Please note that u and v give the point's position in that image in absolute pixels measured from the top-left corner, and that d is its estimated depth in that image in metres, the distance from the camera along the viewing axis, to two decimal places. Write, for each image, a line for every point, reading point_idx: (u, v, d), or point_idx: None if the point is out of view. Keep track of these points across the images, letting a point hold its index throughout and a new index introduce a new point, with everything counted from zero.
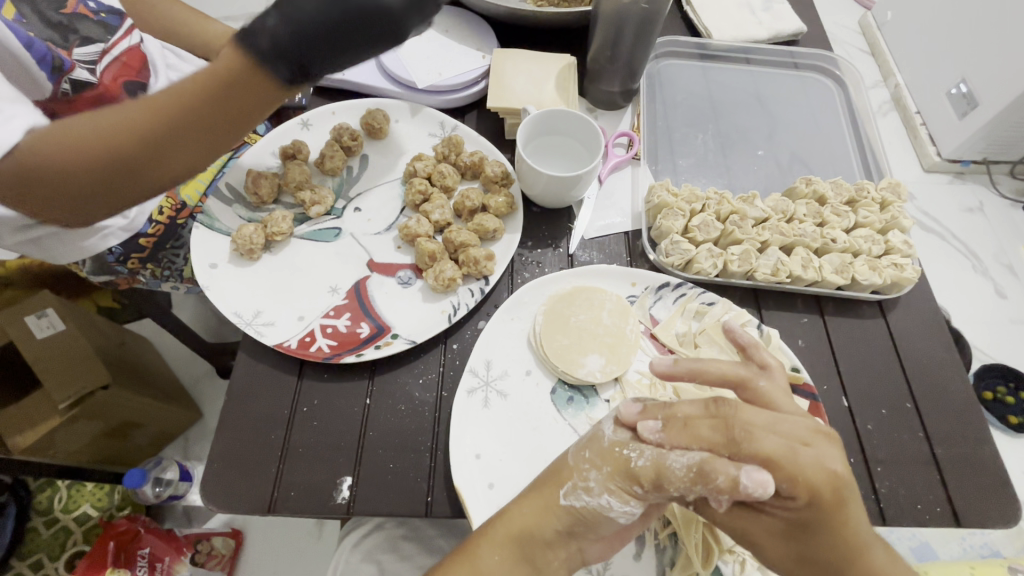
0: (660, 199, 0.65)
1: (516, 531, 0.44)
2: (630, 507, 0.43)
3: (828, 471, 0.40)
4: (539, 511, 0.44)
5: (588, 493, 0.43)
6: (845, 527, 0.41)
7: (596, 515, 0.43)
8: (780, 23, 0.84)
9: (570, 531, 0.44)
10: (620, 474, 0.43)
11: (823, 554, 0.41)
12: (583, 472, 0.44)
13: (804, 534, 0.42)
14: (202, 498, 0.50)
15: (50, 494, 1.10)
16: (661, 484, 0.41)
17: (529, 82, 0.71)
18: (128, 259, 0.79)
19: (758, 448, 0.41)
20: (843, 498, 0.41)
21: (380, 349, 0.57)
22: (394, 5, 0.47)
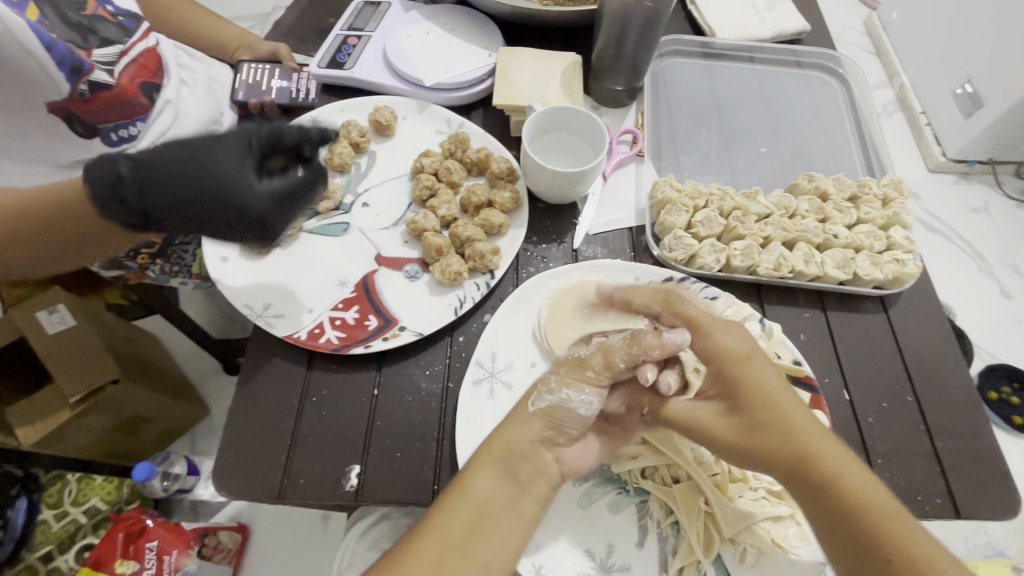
0: (663, 194, 0.66)
1: (499, 450, 0.47)
2: (586, 395, 0.49)
3: (735, 342, 0.48)
4: (512, 424, 0.48)
5: (551, 393, 0.49)
6: (767, 388, 0.46)
7: (563, 411, 0.48)
8: (785, 23, 0.85)
9: (543, 439, 0.48)
10: (574, 369, 0.50)
11: (760, 421, 0.45)
12: (546, 380, 0.50)
13: (735, 407, 0.47)
14: (214, 485, 0.51)
15: (60, 487, 1.12)
16: (611, 364, 0.49)
17: (535, 80, 0.72)
18: (138, 254, 0.81)
19: (675, 318, 0.50)
20: (752, 362, 0.47)
21: (387, 341, 0.58)
22: (252, 205, 0.50)
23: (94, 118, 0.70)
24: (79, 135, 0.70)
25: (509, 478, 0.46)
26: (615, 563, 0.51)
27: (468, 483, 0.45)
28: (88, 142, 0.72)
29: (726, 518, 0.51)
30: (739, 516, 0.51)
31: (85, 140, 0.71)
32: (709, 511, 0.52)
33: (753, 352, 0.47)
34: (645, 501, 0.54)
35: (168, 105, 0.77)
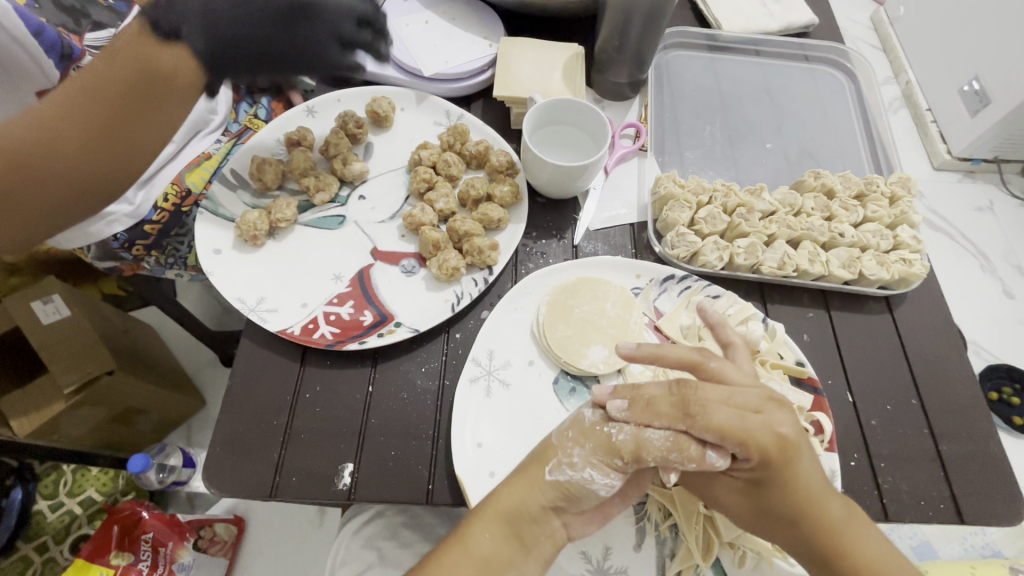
0: (666, 190, 0.64)
1: (503, 510, 0.45)
2: (610, 479, 0.44)
3: (776, 433, 0.43)
4: (526, 489, 0.45)
5: (572, 468, 0.45)
6: (795, 481, 0.43)
7: (583, 489, 0.45)
8: (792, 15, 0.83)
9: (554, 506, 0.45)
10: (602, 449, 0.45)
11: (782, 506, 0.44)
12: (568, 450, 0.46)
13: (760, 489, 0.45)
14: (206, 483, 0.50)
15: (55, 477, 1.11)
16: (641, 457, 0.44)
17: (536, 72, 0.70)
18: (133, 245, 0.79)
19: (712, 420, 0.43)
20: (792, 453, 0.43)
21: (383, 337, 0.57)
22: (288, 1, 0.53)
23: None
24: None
25: (517, 537, 0.45)
26: (612, 565, 0.50)
27: (468, 534, 0.45)
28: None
29: (725, 521, 0.50)
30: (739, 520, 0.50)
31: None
32: (708, 514, 0.51)
33: (793, 444, 0.43)
34: (643, 503, 0.53)
35: None
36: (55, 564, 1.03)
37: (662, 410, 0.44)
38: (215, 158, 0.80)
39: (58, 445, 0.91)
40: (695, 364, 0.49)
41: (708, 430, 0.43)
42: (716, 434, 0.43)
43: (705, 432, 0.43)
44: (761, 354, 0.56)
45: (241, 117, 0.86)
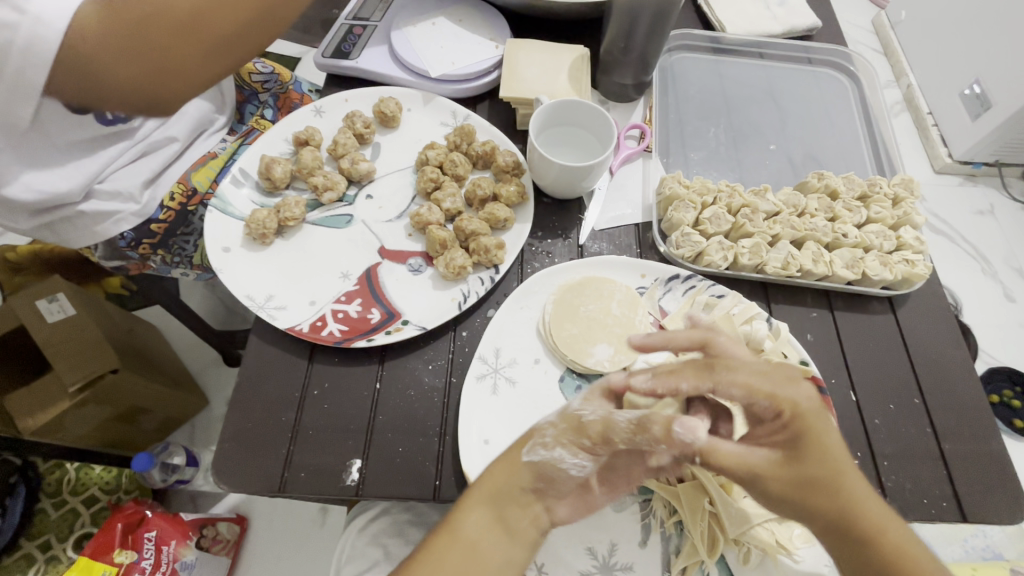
0: (671, 190, 0.65)
1: (490, 494, 0.45)
2: (580, 459, 0.46)
3: (802, 391, 0.43)
4: (506, 469, 0.46)
5: (544, 449, 0.46)
6: (815, 446, 0.41)
7: (554, 469, 0.46)
8: (795, 19, 0.83)
9: (535, 489, 0.46)
10: (571, 430, 0.47)
11: (821, 471, 0.41)
12: (542, 432, 0.47)
13: (796, 455, 0.42)
14: (214, 477, 0.51)
15: (58, 476, 1.12)
16: (609, 438, 0.45)
17: (542, 73, 0.71)
18: (139, 244, 0.80)
19: (736, 377, 0.44)
20: (820, 414, 0.43)
21: (390, 335, 0.57)
22: None
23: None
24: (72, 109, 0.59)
25: (500, 520, 0.45)
26: (618, 561, 0.51)
27: (457, 518, 0.45)
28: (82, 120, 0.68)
29: (731, 518, 0.50)
30: (743, 517, 0.49)
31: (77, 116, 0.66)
32: (714, 511, 0.51)
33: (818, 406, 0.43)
34: (648, 500, 0.53)
35: None
36: (59, 563, 1.03)
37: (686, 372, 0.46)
38: (221, 157, 0.82)
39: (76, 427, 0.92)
40: (704, 342, 0.50)
41: (733, 386, 0.44)
42: (744, 392, 0.43)
43: (733, 388, 0.44)
44: (766, 352, 0.56)
45: (247, 119, 0.88)
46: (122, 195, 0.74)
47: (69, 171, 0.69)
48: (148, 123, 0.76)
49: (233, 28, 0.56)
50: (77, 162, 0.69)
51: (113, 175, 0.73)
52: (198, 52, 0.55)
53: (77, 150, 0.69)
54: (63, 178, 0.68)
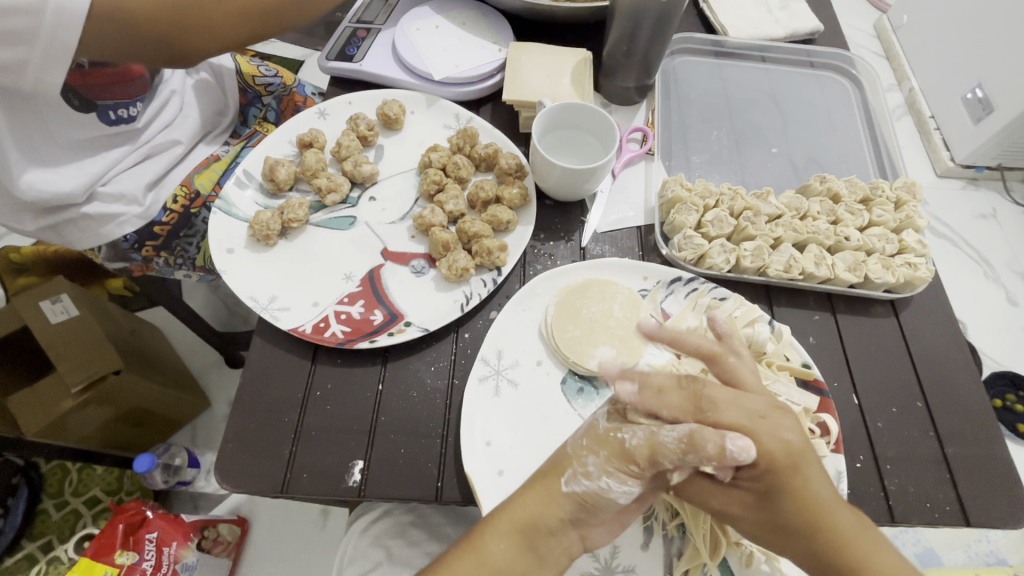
0: (672, 193, 0.65)
1: (520, 523, 0.44)
2: (628, 487, 0.43)
3: (781, 439, 0.42)
4: (542, 501, 0.44)
5: (588, 478, 0.44)
6: (802, 490, 0.42)
7: (599, 498, 0.44)
8: (797, 22, 0.84)
9: (573, 518, 0.44)
10: (617, 457, 0.44)
11: (791, 521, 0.42)
12: (582, 459, 0.45)
13: (769, 501, 0.43)
14: (217, 479, 0.51)
15: (61, 476, 1.12)
16: (656, 461, 0.42)
17: (545, 76, 0.71)
18: (142, 246, 0.80)
19: (723, 418, 0.43)
20: (798, 464, 0.42)
21: (392, 336, 0.57)
22: None
23: (93, 92, 0.69)
24: (74, 108, 0.68)
25: (531, 548, 0.43)
26: (621, 564, 0.51)
27: (483, 544, 0.43)
28: (84, 119, 0.70)
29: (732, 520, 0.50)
30: None
31: (80, 114, 0.69)
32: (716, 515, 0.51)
33: (799, 454, 0.43)
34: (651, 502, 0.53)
35: (174, 96, 0.79)
36: (60, 563, 1.03)
37: (673, 402, 0.44)
38: (223, 159, 0.82)
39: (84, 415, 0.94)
40: (713, 357, 0.49)
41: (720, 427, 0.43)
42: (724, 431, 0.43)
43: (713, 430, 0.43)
44: (767, 355, 0.57)
45: (252, 121, 0.88)
46: (124, 198, 0.74)
47: (71, 171, 0.70)
48: (152, 127, 0.77)
49: (268, 4, 0.60)
50: (80, 163, 0.71)
51: (116, 178, 0.74)
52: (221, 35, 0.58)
53: (81, 151, 0.71)
54: (65, 178, 0.70)
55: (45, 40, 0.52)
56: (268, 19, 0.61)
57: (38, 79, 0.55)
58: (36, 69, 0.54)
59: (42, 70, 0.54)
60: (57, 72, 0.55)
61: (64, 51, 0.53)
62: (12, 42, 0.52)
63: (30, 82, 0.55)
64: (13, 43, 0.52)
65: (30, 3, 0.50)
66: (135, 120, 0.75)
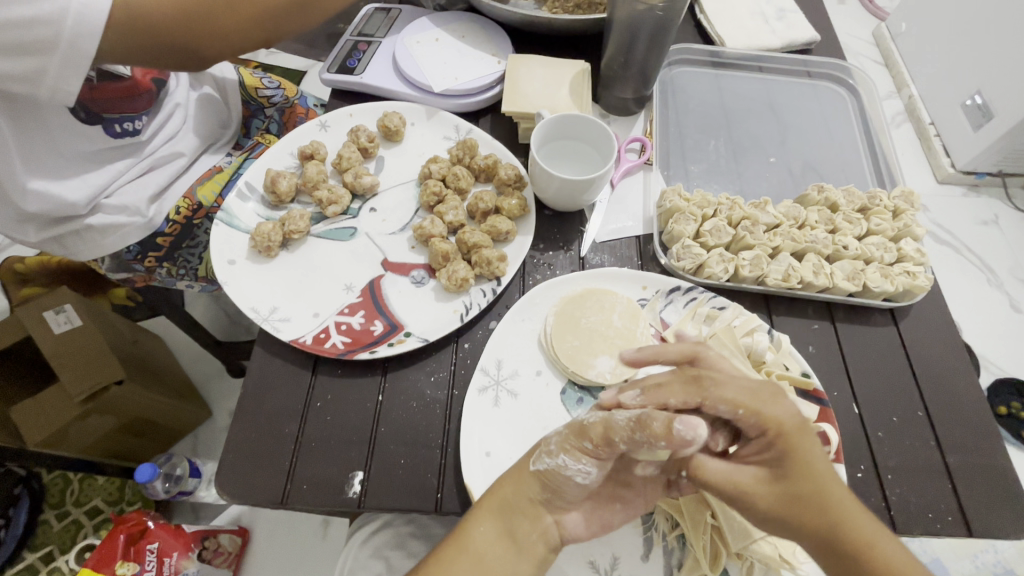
0: (671, 203, 0.65)
1: (496, 503, 0.45)
2: (583, 465, 0.44)
3: (787, 409, 0.44)
4: (515, 480, 0.46)
5: (548, 456, 0.45)
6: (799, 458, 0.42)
7: (559, 478, 0.45)
8: (794, 32, 0.84)
9: (542, 501, 0.46)
10: (573, 434, 0.45)
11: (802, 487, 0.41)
12: (547, 440, 0.47)
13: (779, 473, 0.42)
14: (217, 489, 0.51)
15: (62, 486, 1.12)
16: (611, 441, 0.44)
17: (544, 87, 0.72)
18: (145, 257, 0.82)
19: (724, 393, 0.45)
20: (802, 431, 0.43)
21: (393, 347, 0.57)
22: None
23: (99, 106, 0.71)
24: (81, 121, 0.70)
25: (508, 533, 0.45)
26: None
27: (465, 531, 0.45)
28: (89, 131, 0.71)
29: (733, 530, 0.50)
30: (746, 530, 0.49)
31: (86, 126, 0.70)
32: (716, 526, 0.51)
33: (804, 426, 0.44)
34: (651, 513, 0.53)
35: (178, 108, 0.79)
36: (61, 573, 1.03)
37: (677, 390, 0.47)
38: (226, 171, 0.83)
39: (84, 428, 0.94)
40: (695, 356, 0.51)
41: (722, 402, 0.45)
42: (730, 406, 0.45)
43: (720, 403, 0.45)
44: (767, 365, 0.57)
45: (253, 133, 0.90)
46: (128, 210, 0.75)
47: (76, 183, 0.71)
48: (157, 139, 0.78)
49: (273, 19, 0.59)
50: (84, 175, 0.72)
51: (119, 190, 0.75)
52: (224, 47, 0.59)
53: (85, 162, 0.72)
54: (69, 190, 0.70)
55: (63, 51, 0.52)
56: (277, 25, 0.60)
57: (55, 88, 0.55)
58: (52, 80, 0.54)
59: (59, 78, 0.54)
60: (75, 80, 0.55)
61: (82, 61, 0.53)
62: (28, 52, 0.52)
63: (46, 91, 0.55)
64: (30, 52, 0.52)
65: (51, 13, 0.50)
66: (140, 133, 0.75)
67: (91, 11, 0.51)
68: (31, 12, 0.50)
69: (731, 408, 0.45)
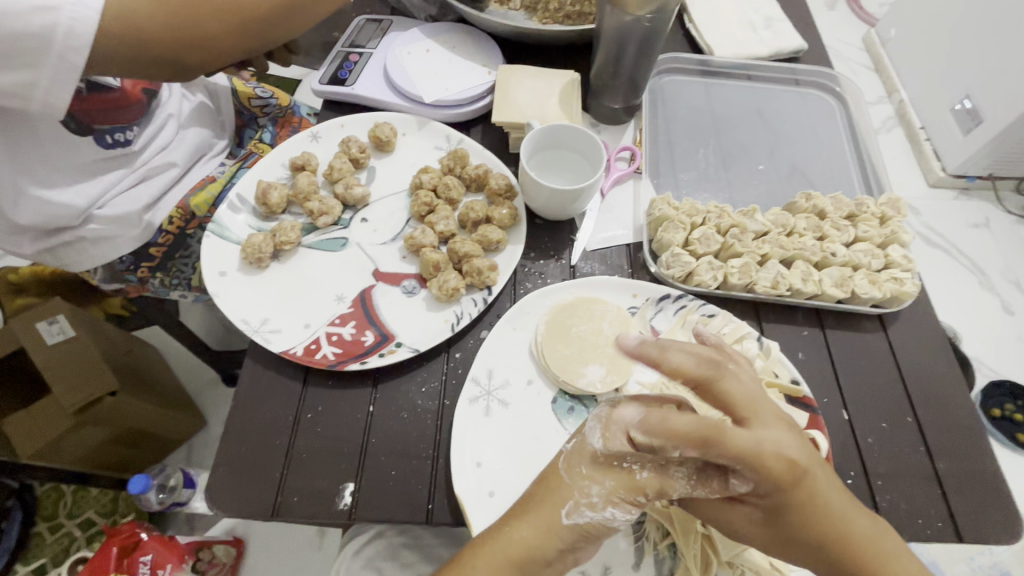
0: (660, 212, 0.66)
1: (518, 557, 0.43)
2: (632, 516, 0.44)
3: (785, 456, 0.40)
4: (539, 533, 0.44)
5: (592, 510, 0.44)
6: (810, 501, 0.41)
7: (604, 527, 0.44)
8: (782, 41, 0.85)
9: (572, 546, 0.44)
10: (624, 488, 0.44)
11: (805, 533, 0.42)
12: (586, 490, 0.44)
13: (779, 516, 0.42)
14: (208, 503, 0.51)
15: (54, 498, 1.11)
16: (666, 493, 0.43)
17: (534, 97, 0.73)
18: (139, 267, 0.82)
19: (731, 444, 0.39)
20: (805, 478, 0.41)
21: (384, 357, 0.58)
22: None
23: (90, 116, 0.71)
24: (72, 132, 0.70)
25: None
26: None
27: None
28: (80, 142, 0.71)
29: (724, 540, 0.50)
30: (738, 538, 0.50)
31: (77, 137, 0.70)
32: (707, 534, 0.51)
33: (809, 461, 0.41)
34: (642, 522, 0.53)
35: (170, 119, 0.80)
36: None
37: (683, 430, 0.39)
38: (218, 180, 0.82)
39: (70, 443, 0.93)
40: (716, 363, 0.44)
41: (721, 455, 0.39)
42: (735, 458, 0.39)
43: (722, 456, 0.39)
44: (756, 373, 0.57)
45: (246, 143, 0.89)
46: (119, 220, 0.75)
47: (69, 194, 0.71)
48: (149, 149, 0.78)
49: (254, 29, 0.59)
50: (77, 186, 0.72)
51: (112, 201, 0.75)
52: (207, 58, 0.59)
53: (76, 174, 0.72)
54: (59, 200, 0.70)
55: (53, 62, 0.52)
56: (259, 33, 0.61)
57: (44, 102, 0.55)
58: (43, 92, 0.54)
59: (49, 92, 0.54)
60: (66, 91, 0.55)
61: (72, 72, 0.53)
62: (17, 66, 0.52)
63: (38, 105, 0.56)
64: (20, 65, 0.52)
65: (38, 33, 0.51)
66: (131, 144, 0.75)
67: (80, 26, 0.51)
68: (19, 26, 0.50)
69: (733, 460, 0.39)
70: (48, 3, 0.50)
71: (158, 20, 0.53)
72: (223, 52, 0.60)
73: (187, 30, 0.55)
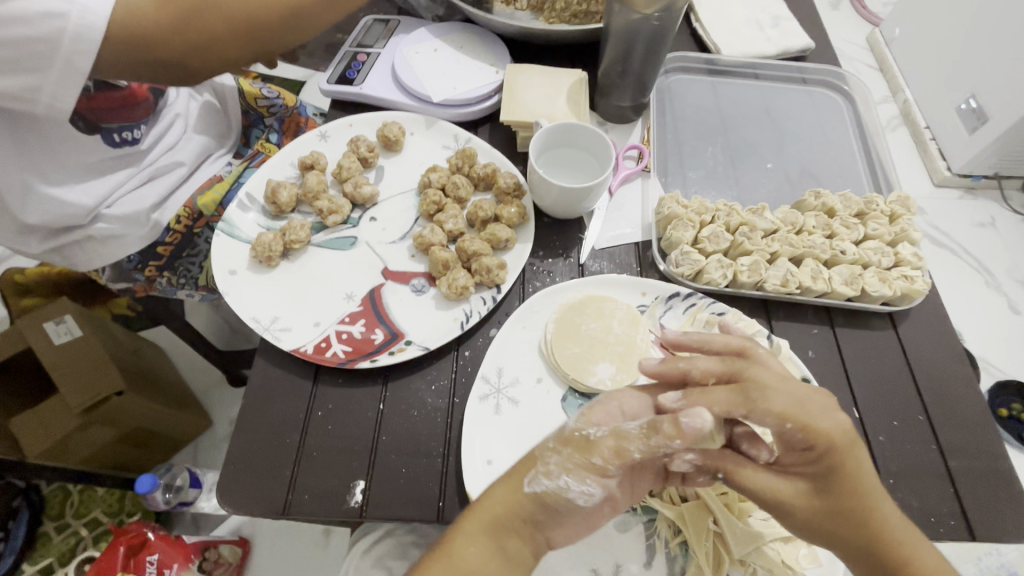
0: (669, 210, 0.66)
1: (485, 521, 0.44)
2: (586, 486, 0.44)
3: (835, 421, 0.44)
4: (504, 497, 0.45)
5: (548, 477, 0.45)
6: (857, 471, 0.43)
7: (559, 498, 0.45)
8: (789, 40, 0.85)
9: (531, 521, 0.45)
10: (579, 454, 0.45)
11: (852, 504, 0.43)
12: (545, 459, 0.46)
13: (828, 488, 0.43)
14: (219, 500, 0.51)
15: (62, 498, 1.12)
16: (623, 455, 0.45)
17: (541, 96, 0.73)
18: (145, 267, 0.82)
19: (774, 403, 0.43)
20: (854, 446, 0.43)
21: (394, 355, 0.58)
22: None
23: (97, 115, 0.70)
24: (79, 131, 0.70)
25: (497, 549, 0.44)
26: None
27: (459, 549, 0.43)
28: (88, 141, 0.71)
29: (737, 538, 0.50)
30: (749, 536, 0.50)
31: (85, 136, 0.70)
32: (718, 531, 0.51)
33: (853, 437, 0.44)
34: (653, 520, 0.53)
35: (178, 118, 0.81)
36: None
37: (721, 396, 0.45)
38: (226, 180, 0.82)
39: (75, 445, 0.93)
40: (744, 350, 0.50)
41: (770, 413, 0.43)
42: (777, 418, 0.43)
43: (766, 417, 0.43)
44: None
45: (253, 142, 0.90)
46: (127, 220, 0.75)
47: (77, 192, 0.71)
48: (156, 148, 0.78)
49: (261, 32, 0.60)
50: (86, 184, 0.72)
51: (120, 200, 0.75)
52: (213, 63, 0.58)
53: (85, 172, 0.72)
54: (67, 200, 0.70)
55: (60, 65, 0.53)
56: (268, 41, 0.61)
57: (50, 105, 0.56)
58: (48, 95, 0.55)
59: (55, 95, 0.55)
60: (72, 93, 0.55)
61: (78, 76, 0.54)
62: (24, 69, 0.53)
63: (43, 108, 0.56)
64: (27, 69, 0.53)
65: (46, 35, 0.51)
66: (139, 142, 0.76)
67: (87, 32, 0.51)
68: (29, 31, 0.50)
69: (779, 421, 0.43)
70: (56, 9, 0.50)
71: (164, 21, 0.53)
72: (230, 57, 0.59)
73: (192, 34, 0.55)
